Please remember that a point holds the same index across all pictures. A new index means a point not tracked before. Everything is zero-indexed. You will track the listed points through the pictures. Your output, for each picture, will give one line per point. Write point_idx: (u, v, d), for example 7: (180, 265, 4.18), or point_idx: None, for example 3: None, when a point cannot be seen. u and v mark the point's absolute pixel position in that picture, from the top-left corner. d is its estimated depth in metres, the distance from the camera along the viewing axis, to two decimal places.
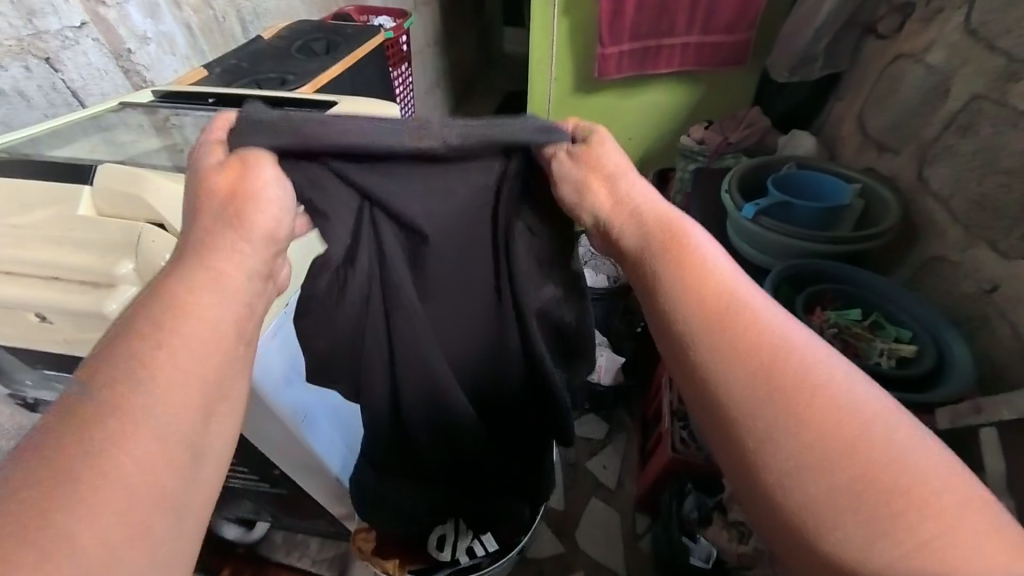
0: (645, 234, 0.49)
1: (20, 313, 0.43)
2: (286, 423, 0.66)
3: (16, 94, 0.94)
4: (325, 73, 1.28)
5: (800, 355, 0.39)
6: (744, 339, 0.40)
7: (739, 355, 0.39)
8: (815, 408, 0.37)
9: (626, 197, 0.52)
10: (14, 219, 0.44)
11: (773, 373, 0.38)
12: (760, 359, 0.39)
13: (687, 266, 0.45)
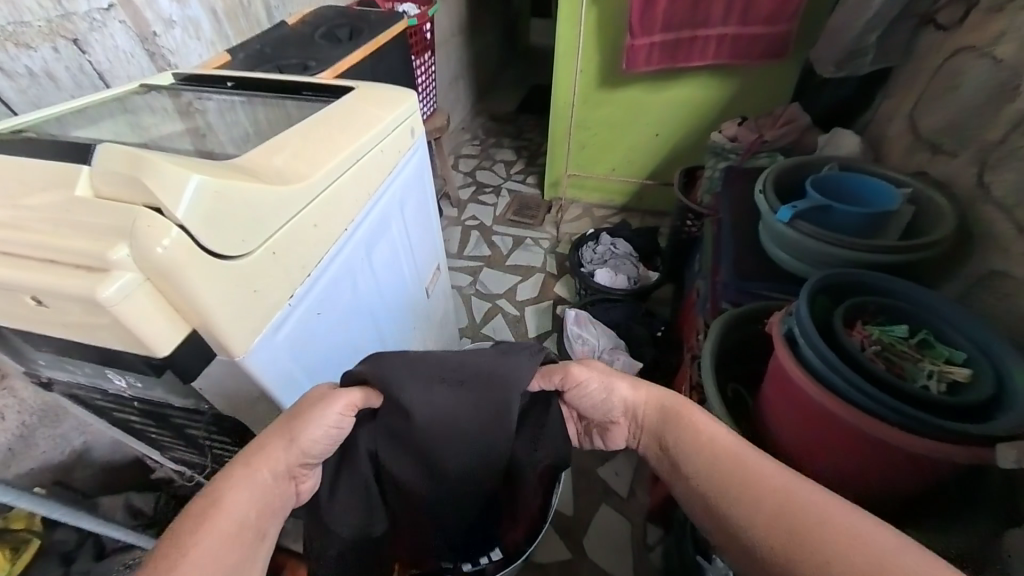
0: (660, 422, 0.58)
1: (18, 295, 0.42)
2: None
3: (45, 75, 0.93)
4: (345, 59, 1.26)
5: (799, 496, 0.47)
6: (745, 477, 0.50)
7: (742, 490, 0.49)
8: (815, 523, 0.45)
9: (627, 392, 0.61)
10: (15, 198, 0.42)
11: (776, 504, 0.47)
12: (760, 492, 0.48)
13: (699, 442, 0.54)
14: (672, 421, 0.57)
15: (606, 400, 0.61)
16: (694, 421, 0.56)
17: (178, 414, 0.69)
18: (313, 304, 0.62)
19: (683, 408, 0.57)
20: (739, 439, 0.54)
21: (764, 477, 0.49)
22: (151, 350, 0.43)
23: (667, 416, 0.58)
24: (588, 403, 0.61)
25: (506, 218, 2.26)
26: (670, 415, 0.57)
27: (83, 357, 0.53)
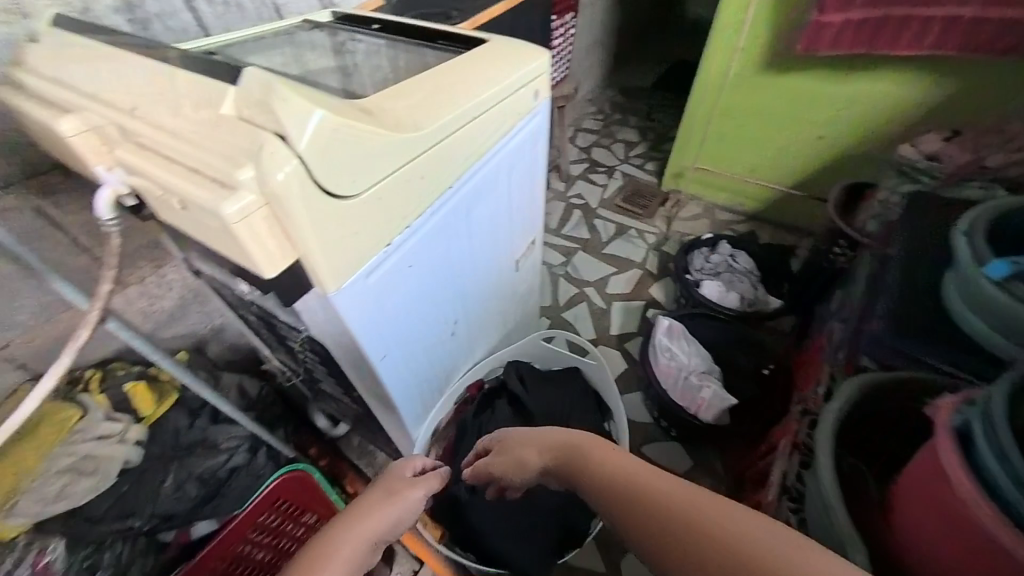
0: (556, 458, 0.60)
1: (169, 199, 0.46)
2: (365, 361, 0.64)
3: (235, 5, 1.05)
4: (486, 11, 1.23)
5: (648, 489, 0.45)
6: (602, 485, 0.50)
7: (602, 495, 0.49)
8: (650, 508, 0.43)
9: (529, 454, 0.65)
10: (172, 106, 0.45)
11: (628, 501, 0.45)
12: (618, 489, 0.47)
13: (582, 470, 0.54)
14: (562, 450, 0.59)
15: (522, 471, 0.67)
16: (570, 442, 0.59)
17: (281, 326, 0.74)
18: (404, 254, 0.60)
19: (567, 438, 0.59)
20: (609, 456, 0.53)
21: (626, 481, 0.48)
22: (260, 271, 0.45)
23: (525, 441, 0.68)
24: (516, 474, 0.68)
25: (613, 202, 2.11)
26: (558, 451, 0.60)
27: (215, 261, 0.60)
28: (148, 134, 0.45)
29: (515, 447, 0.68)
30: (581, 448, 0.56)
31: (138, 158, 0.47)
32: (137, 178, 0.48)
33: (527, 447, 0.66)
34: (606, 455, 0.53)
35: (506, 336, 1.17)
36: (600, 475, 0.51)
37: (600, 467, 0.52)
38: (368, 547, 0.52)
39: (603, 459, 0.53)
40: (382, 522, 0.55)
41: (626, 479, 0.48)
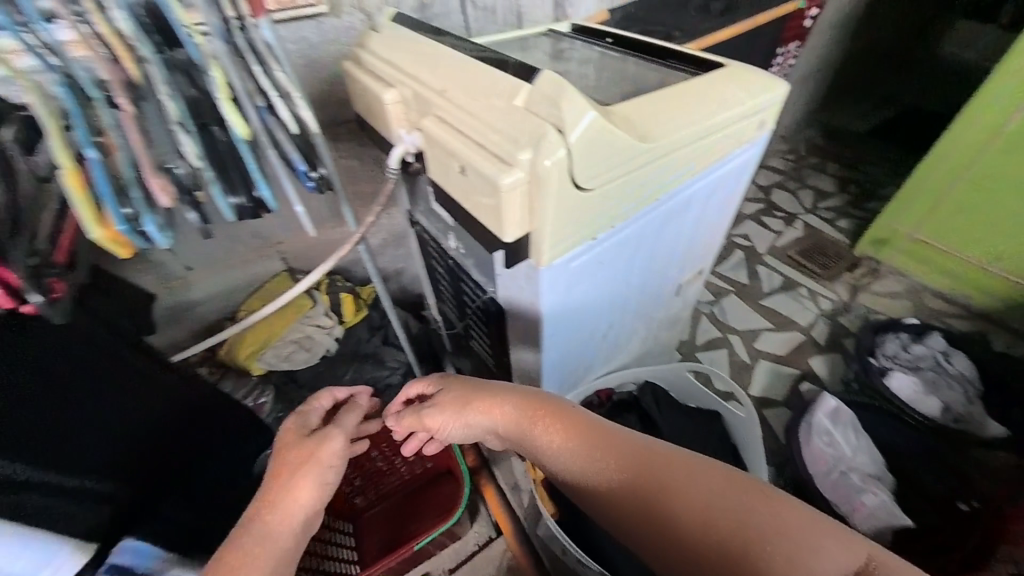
0: (516, 432, 0.64)
1: (451, 163, 0.57)
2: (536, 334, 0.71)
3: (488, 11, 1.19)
4: (712, 33, 1.20)
5: (632, 480, 0.53)
6: (580, 450, 0.58)
7: (586, 459, 0.57)
8: (638, 470, 0.53)
9: (481, 416, 0.66)
10: (473, 92, 0.56)
11: (616, 465, 0.55)
12: (600, 479, 0.56)
13: (559, 457, 0.60)
14: (527, 418, 0.63)
15: (467, 430, 0.68)
16: (535, 407, 0.64)
17: (467, 282, 0.87)
18: (601, 252, 0.65)
19: (526, 405, 0.64)
20: (575, 444, 0.59)
21: (611, 474, 0.55)
22: (501, 234, 0.54)
23: (461, 399, 0.68)
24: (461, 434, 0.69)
25: (786, 252, 1.87)
26: (520, 416, 0.63)
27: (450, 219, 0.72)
28: (451, 111, 0.57)
29: (456, 407, 0.67)
30: (550, 414, 0.62)
31: (437, 127, 0.60)
32: (430, 143, 0.62)
33: (467, 407, 0.67)
34: (577, 420, 0.61)
35: (640, 356, 1.16)
36: (582, 443, 0.58)
37: (578, 457, 0.58)
38: (289, 537, 0.56)
39: (569, 424, 0.60)
40: (306, 503, 0.59)
41: (608, 471, 0.55)
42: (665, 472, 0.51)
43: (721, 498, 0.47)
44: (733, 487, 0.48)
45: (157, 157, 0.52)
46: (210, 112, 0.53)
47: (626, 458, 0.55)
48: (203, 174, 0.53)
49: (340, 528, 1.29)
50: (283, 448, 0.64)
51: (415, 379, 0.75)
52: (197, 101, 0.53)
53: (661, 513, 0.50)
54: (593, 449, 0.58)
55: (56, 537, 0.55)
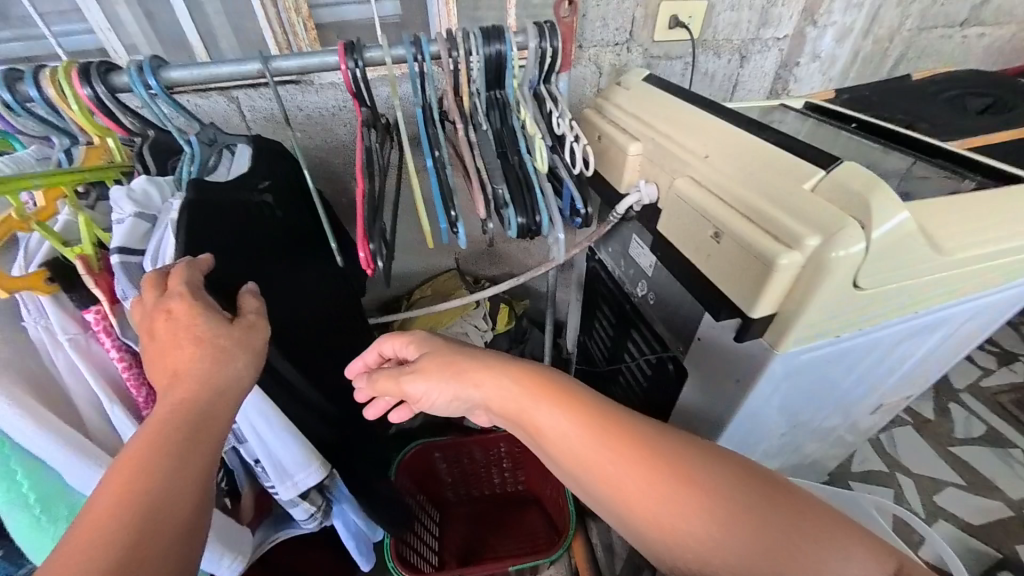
0: (504, 406, 0.53)
1: (703, 225, 0.59)
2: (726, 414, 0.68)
3: (705, 75, 1.20)
4: (973, 134, 1.04)
5: (640, 475, 0.44)
6: (582, 434, 0.47)
7: (587, 446, 0.47)
8: (649, 467, 0.44)
9: (471, 387, 0.56)
10: (747, 165, 0.57)
11: (624, 463, 0.45)
12: (601, 469, 0.46)
13: (555, 446, 0.49)
14: (524, 394, 0.52)
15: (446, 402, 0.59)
16: (533, 383, 0.52)
17: (643, 331, 0.88)
18: (834, 351, 0.60)
19: (520, 375, 0.53)
20: (572, 428, 0.48)
21: (612, 472, 0.45)
22: (749, 308, 0.54)
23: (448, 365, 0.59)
24: (440, 405, 0.60)
25: (994, 396, 1.50)
26: (516, 391, 0.53)
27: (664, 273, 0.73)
28: (715, 178, 0.59)
29: (442, 373, 0.58)
30: (551, 393, 0.51)
31: (691, 189, 0.61)
32: (676, 201, 0.64)
33: (457, 375, 0.57)
34: (579, 397, 0.50)
35: (795, 462, 1.03)
36: (582, 433, 0.47)
37: (574, 446, 0.47)
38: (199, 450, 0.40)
39: (571, 403, 0.50)
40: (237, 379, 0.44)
41: (609, 465, 0.45)
42: (681, 474, 0.43)
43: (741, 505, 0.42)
44: (757, 490, 0.43)
45: (475, 170, 0.58)
46: (516, 142, 0.61)
47: (631, 446, 0.46)
48: (505, 191, 0.57)
49: (433, 517, 1.38)
50: (163, 326, 0.43)
51: (384, 335, 0.66)
52: (505, 133, 0.62)
53: (666, 520, 0.43)
54: (593, 437, 0.47)
55: (311, 457, 0.63)
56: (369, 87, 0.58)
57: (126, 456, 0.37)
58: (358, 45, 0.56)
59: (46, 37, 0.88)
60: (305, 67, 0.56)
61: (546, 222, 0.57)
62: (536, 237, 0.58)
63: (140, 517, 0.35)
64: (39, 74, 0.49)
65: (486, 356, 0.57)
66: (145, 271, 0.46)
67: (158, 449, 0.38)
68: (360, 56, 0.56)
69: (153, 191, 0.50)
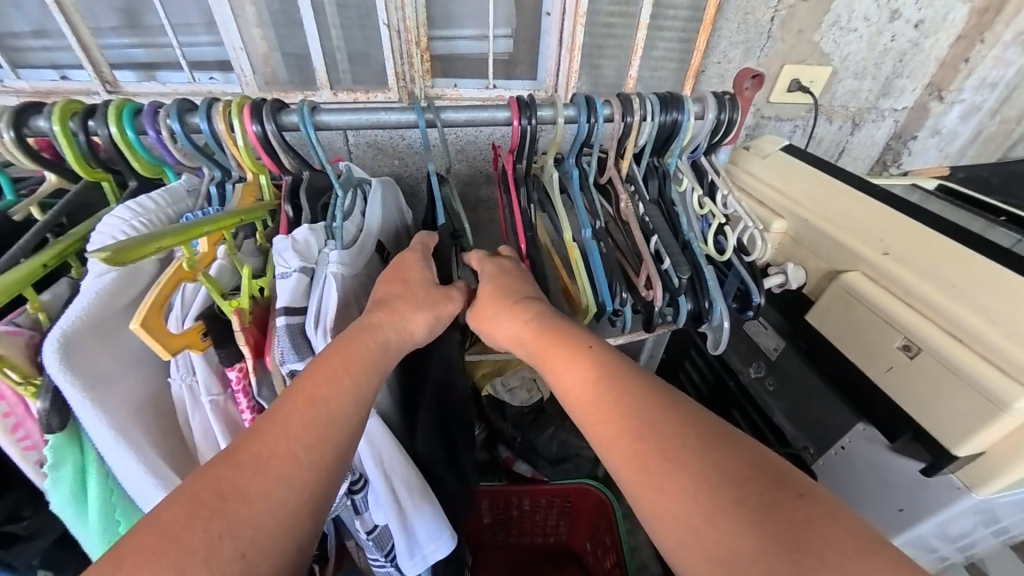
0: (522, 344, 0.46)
1: (886, 333, 0.53)
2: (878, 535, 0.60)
3: (814, 139, 1.14)
4: None
5: (632, 429, 0.34)
6: (584, 375, 0.39)
7: (586, 389, 0.39)
8: (652, 417, 0.34)
9: (504, 322, 0.48)
10: (949, 273, 0.51)
11: (614, 402, 0.36)
12: (592, 413, 0.37)
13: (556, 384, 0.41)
14: (534, 334, 0.45)
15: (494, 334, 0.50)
16: (550, 328, 0.45)
17: (753, 415, 0.79)
18: (1022, 492, 0.53)
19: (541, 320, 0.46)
20: (578, 368, 0.40)
21: (604, 420, 0.36)
22: (954, 443, 0.47)
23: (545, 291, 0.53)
24: (486, 338, 0.52)
25: None
26: (530, 329, 0.46)
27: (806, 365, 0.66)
28: (905, 281, 0.53)
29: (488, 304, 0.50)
30: (562, 334, 0.44)
31: (870, 287, 0.55)
32: (843, 296, 0.58)
33: (495, 304, 0.50)
34: (595, 347, 0.41)
35: None
36: (580, 369, 0.40)
37: (576, 388, 0.39)
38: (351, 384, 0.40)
39: (582, 348, 0.41)
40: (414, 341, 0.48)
41: (602, 411, 0.37)
42: (697, 442, 0.33)
43: (759, 501, 0.29)
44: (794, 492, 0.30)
45: (645, 245, 0.54)
46: (681, 216, 0.57)
47: (631, 397, 0.36)
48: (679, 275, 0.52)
49: (469, 561, 1.29)
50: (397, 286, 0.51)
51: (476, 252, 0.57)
52: (667, 204, 0.58)
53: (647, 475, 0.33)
54: (592, 377, 0.39)
55: (441, 522, 0.55)
56: (534, 144, 0.55)
57: (349, 353, 0.42)
58: (530, 101, 0.52)
59: (174, 49, 0.88)
60: (473, 119, 0.53)
61: (717, 306, 0.53)
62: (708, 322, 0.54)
63: (318, 432, 0.36)
64: (211, 106, 0.47)
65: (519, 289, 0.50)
66: (308, 333, 0.43)
67: (342, 376, 0.40)
68: (534, 114, 0.52)
69: (313, 240, 0.47)
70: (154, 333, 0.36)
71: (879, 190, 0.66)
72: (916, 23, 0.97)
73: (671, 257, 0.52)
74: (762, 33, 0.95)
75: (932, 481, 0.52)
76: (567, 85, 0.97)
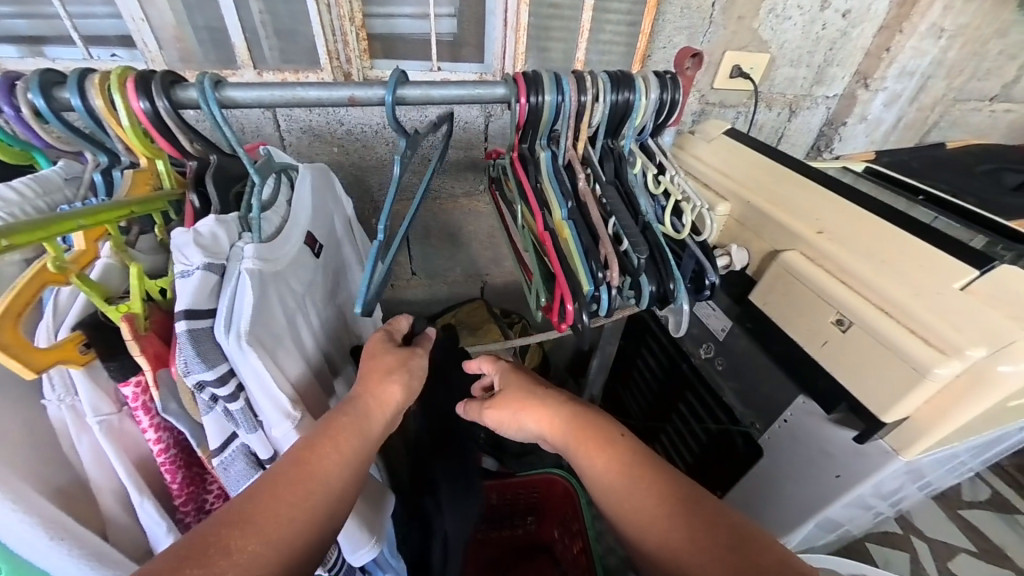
0: (560, 437, 0.52)
1: (821, 309, 0.54)
2: (821, 501, 0.63)
3: (755, 126, 1.18)
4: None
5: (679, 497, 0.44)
6: (624, 469, 0.47)
7: (624, 476, 0.47)
8: (668, 504, 0.44)
9: (532, 420, 0.55)
10: (877, 250, 0.53)
11: (632, 476, 0.46)
12: (634, 496, 0.45)
13: (590, 475, 0.49)
14: (569, 427, 0.52)
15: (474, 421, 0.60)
16: (578, 422, 0.52)
17: (704, 396, 0.81)
18: (942, 451, 0.57)
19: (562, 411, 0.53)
20: (622, 456, 0.48)
21: (641, 501, 0.45)
22: (883, 410, 0.49)
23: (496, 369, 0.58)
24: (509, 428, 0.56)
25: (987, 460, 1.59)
26: (553, 422, 0.53)
27: (752, 343, 0.68)
28: (837, 259, 0.54)
29: (505, 408, 0.56)
30: (587, 421, 0.52)
31: (807, 265, 0.56)
32: (785, 275, 0.59)
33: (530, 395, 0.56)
34: (619, 444, 0.49)
35: (838, 541, 0.98)
36: (604, 456, 0.49)
37: (612, 471, 0.48)
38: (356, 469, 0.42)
39: (612, 448, 0.49)
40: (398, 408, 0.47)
41: (649, 495, 0.45)
42: (701, 506, 0.44)
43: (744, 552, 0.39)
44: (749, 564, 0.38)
45: (599, 227, 0.53)
46: (638, 197, 0.56)
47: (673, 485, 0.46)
48: (640, 256, 0.51)
49: None
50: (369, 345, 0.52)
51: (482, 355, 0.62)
52: (624, 185, 0.56)
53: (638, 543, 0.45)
54: (632, 465, 0.47)
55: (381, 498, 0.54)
56: (534, 122, 0.52)
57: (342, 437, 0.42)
58: (536, 77, 0.50)
59: (62, 19, 0.76)
60: (475, 94, 0.49)
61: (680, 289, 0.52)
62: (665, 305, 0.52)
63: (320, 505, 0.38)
64: (83, 79, 0.40)
65: (547, 390, 0.56)
66: (221, 338, 0.36)
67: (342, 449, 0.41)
68: (542, 91, 0.50)
69: (222, 233, 0.40)
70: (4, 345, 0.30)
71: (818, 171, 0.68)
72: (845, 13, 1.02)
73: (630, 240, 0.51)
74: (705, 18, 0.96)
75: (866, 449, 0.54)
76: (515, 68, 0.94)
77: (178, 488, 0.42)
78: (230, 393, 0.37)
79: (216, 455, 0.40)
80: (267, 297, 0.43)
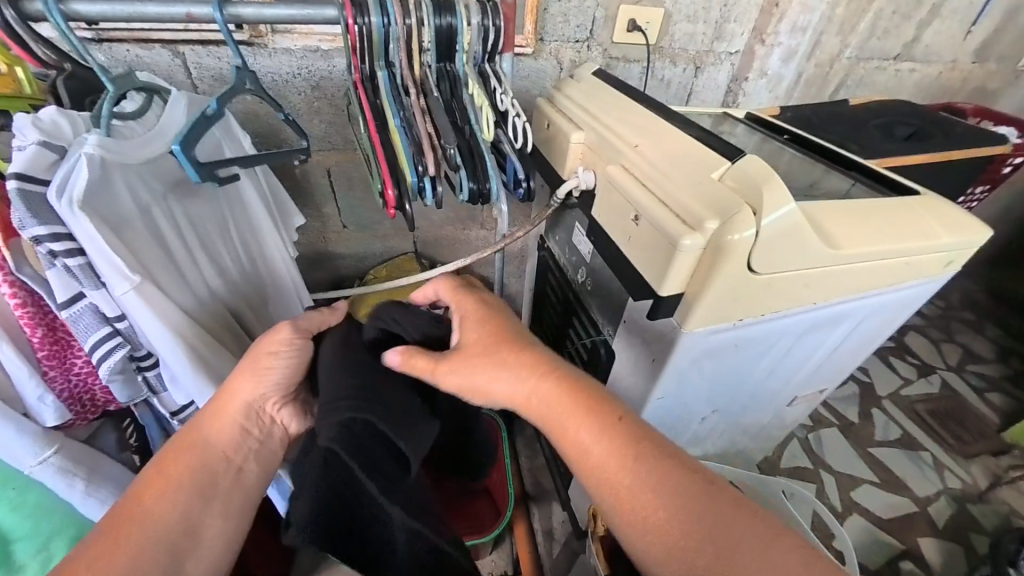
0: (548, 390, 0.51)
1: (626, 210, 0.62)
2: (649, 388, 0.72)
3: (665, 81, 1.25)
4: (898, 157, 1.12)
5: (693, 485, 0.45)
6: (628, 449, 0.47)
7: (633, 464, 0.46)
8: (689, 492, 0.44)
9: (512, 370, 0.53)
10: (670, 156, 0.61)
11: (646, 459, 0.46)
12: (652, 476, 0.45)
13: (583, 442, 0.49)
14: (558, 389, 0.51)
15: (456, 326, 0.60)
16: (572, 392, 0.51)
17: (581, 317, 0.90)
18: (741, 335, 0.65)
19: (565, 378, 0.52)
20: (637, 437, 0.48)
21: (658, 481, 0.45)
22: (658, 286, 0.57)
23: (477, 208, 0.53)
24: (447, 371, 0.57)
25: (911, 406, 1.64)
26: (540, 379, 0.52)
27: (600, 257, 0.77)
28: (640, 166, 0.62)
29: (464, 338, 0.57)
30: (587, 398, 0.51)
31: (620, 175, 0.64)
32: (608, 185, 0.66)
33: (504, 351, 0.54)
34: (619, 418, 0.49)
35: (747, 438, 1.05)
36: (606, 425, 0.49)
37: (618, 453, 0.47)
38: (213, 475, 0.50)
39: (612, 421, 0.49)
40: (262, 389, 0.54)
41: (668, 478, 0.45)
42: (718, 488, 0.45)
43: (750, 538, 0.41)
44: (749, 543, 0.41)
45: (425, 135, 0.60)
46: (468, 113, 0.63)
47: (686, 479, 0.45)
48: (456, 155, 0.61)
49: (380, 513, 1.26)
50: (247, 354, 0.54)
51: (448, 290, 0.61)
52: (457, 101, 0.64)
53: (615, 490, 0.46)
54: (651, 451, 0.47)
55: None
56: (366, 44, 0.59)
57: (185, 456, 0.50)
58: None
59: None
60: (306, 14, 0.57)
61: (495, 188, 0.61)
62: (486, 203, 0.62)
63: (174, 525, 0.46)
64: None
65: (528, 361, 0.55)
66: (54, 202, 0.44)
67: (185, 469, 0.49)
68: (367, 12, 0.57)
69: (64, 123, 0.48)
70: None
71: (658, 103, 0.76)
72: None
73: None
74: None
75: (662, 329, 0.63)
76: None
77: (39, 342, 0.50)
78: (66, 250, 0.45)
79: (65, 309, 0.48)
80: (112, 181, 0.50)
